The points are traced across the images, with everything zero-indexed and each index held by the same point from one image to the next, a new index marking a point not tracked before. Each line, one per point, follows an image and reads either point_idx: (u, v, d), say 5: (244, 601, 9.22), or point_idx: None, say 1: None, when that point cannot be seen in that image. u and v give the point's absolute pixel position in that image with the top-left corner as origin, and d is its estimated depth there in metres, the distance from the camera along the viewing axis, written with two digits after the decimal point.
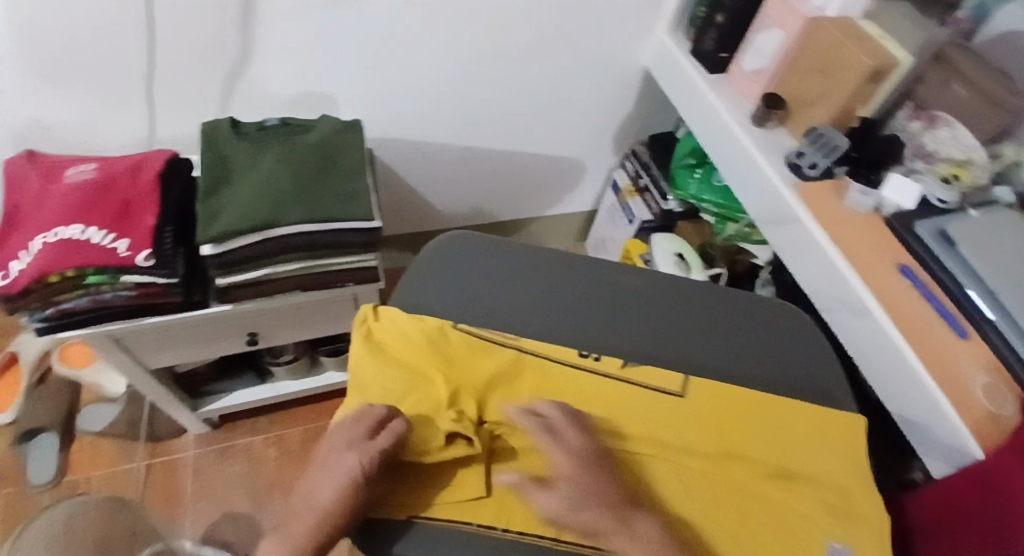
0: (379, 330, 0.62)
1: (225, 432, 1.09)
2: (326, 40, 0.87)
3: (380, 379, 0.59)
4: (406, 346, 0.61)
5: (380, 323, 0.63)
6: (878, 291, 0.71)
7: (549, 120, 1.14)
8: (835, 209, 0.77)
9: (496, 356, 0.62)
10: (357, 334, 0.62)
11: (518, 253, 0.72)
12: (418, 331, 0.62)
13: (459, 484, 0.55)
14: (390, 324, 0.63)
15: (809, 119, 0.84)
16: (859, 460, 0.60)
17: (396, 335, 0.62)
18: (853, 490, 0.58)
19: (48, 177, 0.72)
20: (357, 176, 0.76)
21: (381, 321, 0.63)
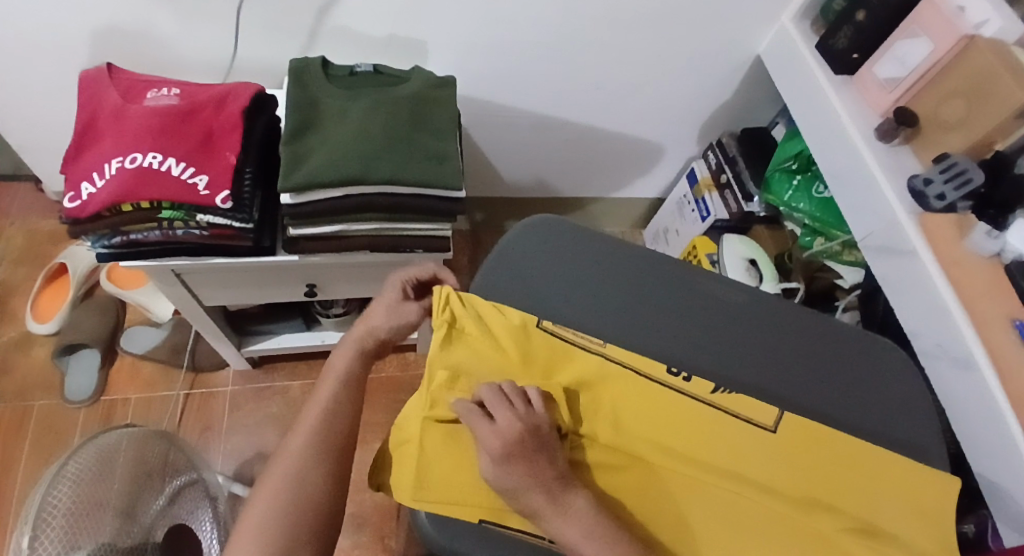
0: (459, 319, 0.59)
1: (265, 372, 1.08)
2: None
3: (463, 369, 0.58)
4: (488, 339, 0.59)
5: (460, 310, 0.60)
6: (991, 346, 0.65)
7: (638, 99, 1.07)
8: (957, 250, 0.70)
9: (582, 362, 0.60)
10: (436, 322, 0.59)
11: (611, 249, 0.67)
12: (503, 325, 0.59)
13: None
14: (471, 313, 0.60)
15: (941, 143, 0.77)
16: (949, 529, 0.55)
17: (477, 326, 0.59)
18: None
19: (128, 95, 0.68)
20: (447, 138, 0.70)
21: (462, 308, 0.60)
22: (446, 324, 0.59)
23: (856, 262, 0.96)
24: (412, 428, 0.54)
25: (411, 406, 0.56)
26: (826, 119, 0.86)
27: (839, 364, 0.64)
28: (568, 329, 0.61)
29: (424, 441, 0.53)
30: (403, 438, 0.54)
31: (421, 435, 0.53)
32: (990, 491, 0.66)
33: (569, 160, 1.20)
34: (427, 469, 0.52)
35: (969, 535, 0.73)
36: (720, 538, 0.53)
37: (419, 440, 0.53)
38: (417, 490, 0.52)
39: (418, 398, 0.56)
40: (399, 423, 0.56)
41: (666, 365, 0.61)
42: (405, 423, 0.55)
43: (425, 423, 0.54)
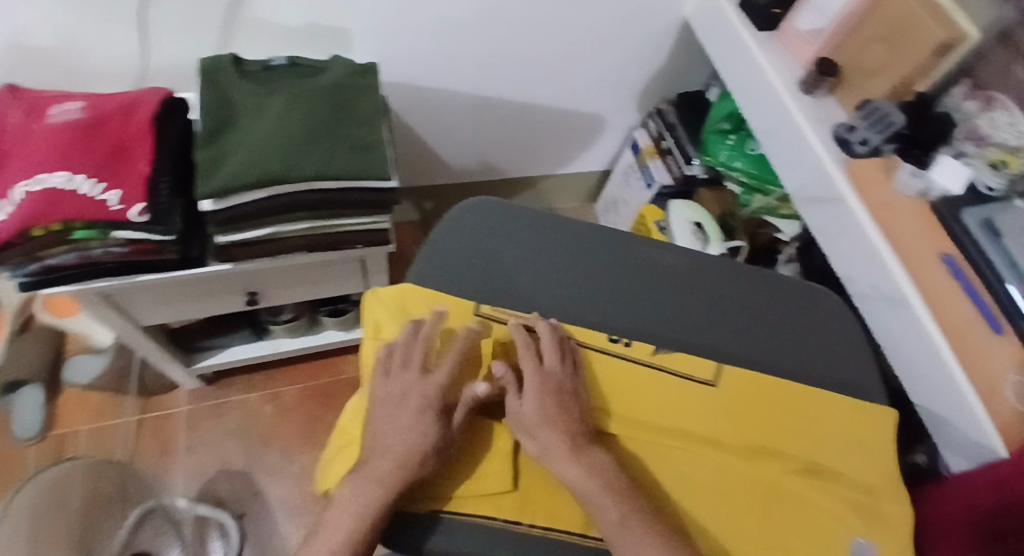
0: (383, 319, 0.59)
1: (220, 388, 1.05)
2: None
3: None
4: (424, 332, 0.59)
5: (386, 309, 0.59)
6: (922, 284, 0.67)
7: (571, 72, 1.06)
8: (884, 193, 0.72)
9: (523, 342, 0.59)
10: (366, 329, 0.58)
11: (546, 225, 0.67)
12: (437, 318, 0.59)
13: (484, 474, 0.52)
14: (394, 308, 0.59)
15: (863, 90, 0.79)
16: (888, 456, 0.57)
17: (407, 324, 0.58)
18: (884, 491, 0.56)
19: (29, 113, 0.65)
20: (372, 126, 0.68)
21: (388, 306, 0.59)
22: (375, 326, 0.58)
23: (791, 215, 0.99)
24: (352, 433, 0.54)
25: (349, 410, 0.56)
26: (754, 76, 0.86)
27: (780, 316, 0.65)
28: (508, 311, 0.61)
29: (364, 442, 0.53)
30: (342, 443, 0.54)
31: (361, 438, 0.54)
32: (931, 422, 0.68)
33: (511, 139, 1.19)
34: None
35: (921, 464, 0.75)
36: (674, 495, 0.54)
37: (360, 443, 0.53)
38: None
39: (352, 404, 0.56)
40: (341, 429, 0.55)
41: (607, 333, 0.62)
42: (347, 428, 0.55)
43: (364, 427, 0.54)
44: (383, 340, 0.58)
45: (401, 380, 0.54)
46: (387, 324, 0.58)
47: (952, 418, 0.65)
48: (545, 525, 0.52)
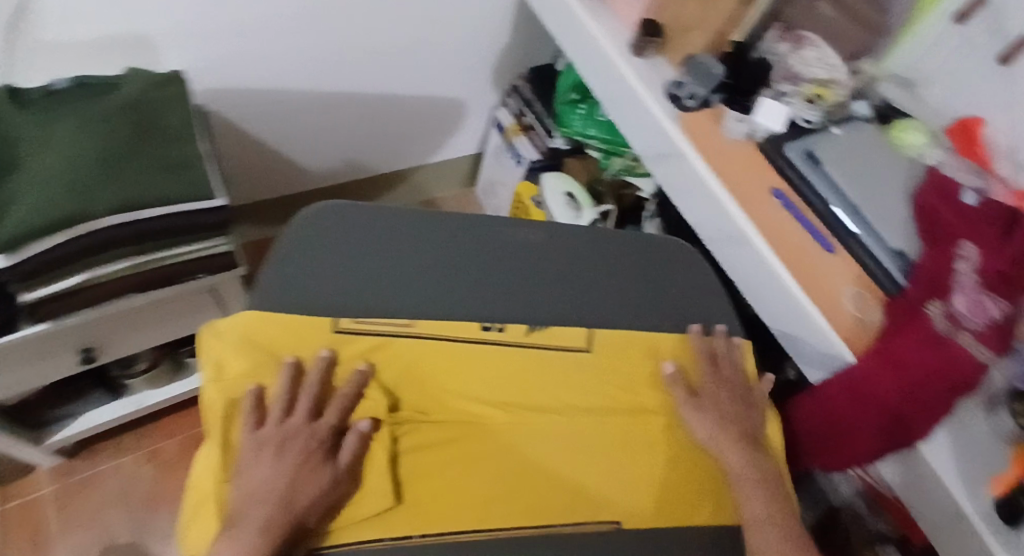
0: (227, 357, 0.54)
1: (87, 457, 0.95)
2: None
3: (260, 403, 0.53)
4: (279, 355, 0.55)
5: (229, 345, 0.54)
6: (757, 220, 0.73)
7: (415, 62, 1.04)
8: (716, 141, 0.78)
9: (395, 350, 0.58)
10: (207, 367, 0.53)
11: (391, 220, 0.66)
12: (291, 342, 0.56)
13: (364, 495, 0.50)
14: (239, 339, 0.55)
15: (686, 47, 0.82)
16: (748, 385, 0.63)
17: (257, 355, 0.54)
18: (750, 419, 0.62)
19: None
20: (183, 144, 0.64)
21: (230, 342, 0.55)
22: (217, 366, 0.53)
23: (646, 173, 1.06)
24: (205, 488, 0.49)
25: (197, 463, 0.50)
26: (587, 44, 0.87)
27: (638, 271, 0.69)
28: (373, 322, 0.59)
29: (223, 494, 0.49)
30: (193, 503, 0.49)
31: (218, 490, 0.49)
32: (789, 343, 0.74)
33: (368, 136, 1.15)
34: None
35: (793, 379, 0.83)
36: (563, 470, 0.56)
37: (216, 495, 0.49)
38: None
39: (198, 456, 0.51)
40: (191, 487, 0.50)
41: (477, 323, 0.61)
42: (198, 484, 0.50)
43: (222, 477, 0.49)
44: (228, 379, 0.53)
45: (268, 428, 0.51)
46: (232, 358, 0.54)
47: (805, 337, 0.71)
48: (435, 531, 0.51)
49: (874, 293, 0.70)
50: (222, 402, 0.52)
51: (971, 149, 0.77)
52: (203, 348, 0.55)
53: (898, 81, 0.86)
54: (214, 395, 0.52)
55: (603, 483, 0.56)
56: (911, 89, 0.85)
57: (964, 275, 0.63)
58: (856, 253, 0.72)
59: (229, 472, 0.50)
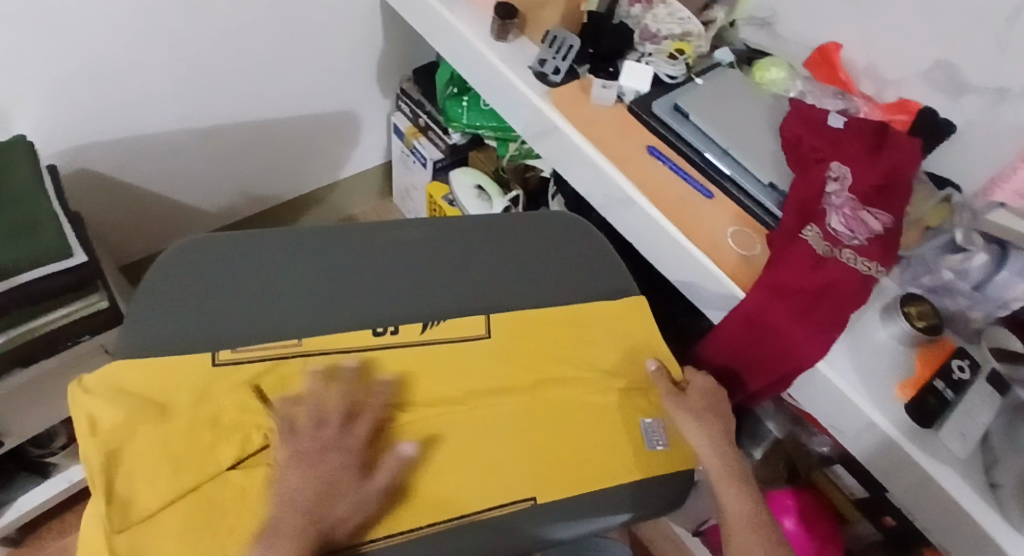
0: (99, 410, 0.51)
1: (31, 542, 0.93)
2: None
3: (148, 449, 0.50)
4: (168, 391, 0.54)
5: (102, 399, 0.52)
6: (637, 177, 0.74)
7: (293, 80, 1.04)
8: (585, 108, 0.79)
9: (286, 369, 0.57)
10: (80, 419, 0.51)
11: (263, 246, 0.64)
12: (170, 383, 0.54)
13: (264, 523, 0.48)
14: (115, 389, 0.53)
15: (542, 23, 0.84)
16: (648, 336, 0.65)
17: (137, 403, 0.52)
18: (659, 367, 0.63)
19: None
20: (31, 210, 0.64)
21: (104, 395, 0.52)
22: (92, 422, 0.51)
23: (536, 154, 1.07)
24: (97, 543, 0.46)
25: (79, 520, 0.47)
26: (451, 37, 0.88)
27: (526, 248, 0.70)
28: (250, 348, 0.57)
29: (112, 545, 0.45)
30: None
31: (109, 542, 0.45)
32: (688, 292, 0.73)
33: (266, 164, 1.14)
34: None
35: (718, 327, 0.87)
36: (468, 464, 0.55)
37: (110, 549, 0.45)
38: None
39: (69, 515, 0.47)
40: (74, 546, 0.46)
41: (371, 329, 0.61)
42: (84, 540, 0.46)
43: (105, 531, 0.46)
44: (102, 433, 0.50)
45: (306, 438, 0.51)
46: (107, 411, 0.51)
47: (695, 281, 0.71)
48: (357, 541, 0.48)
49: (753, 227, 0.71)
50: (99, 455, 0.49)
51: (833, 76, 0.81)
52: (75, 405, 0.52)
53: (757, 21, 0.89)
54: (89, 449, 0.49)
55: (524, 461, 0.55)
56: (768, 27, 0.88)
57: (837, 196, 0.67)
58: (730, 193, 0.73)
59: (123, 523, 0.46)
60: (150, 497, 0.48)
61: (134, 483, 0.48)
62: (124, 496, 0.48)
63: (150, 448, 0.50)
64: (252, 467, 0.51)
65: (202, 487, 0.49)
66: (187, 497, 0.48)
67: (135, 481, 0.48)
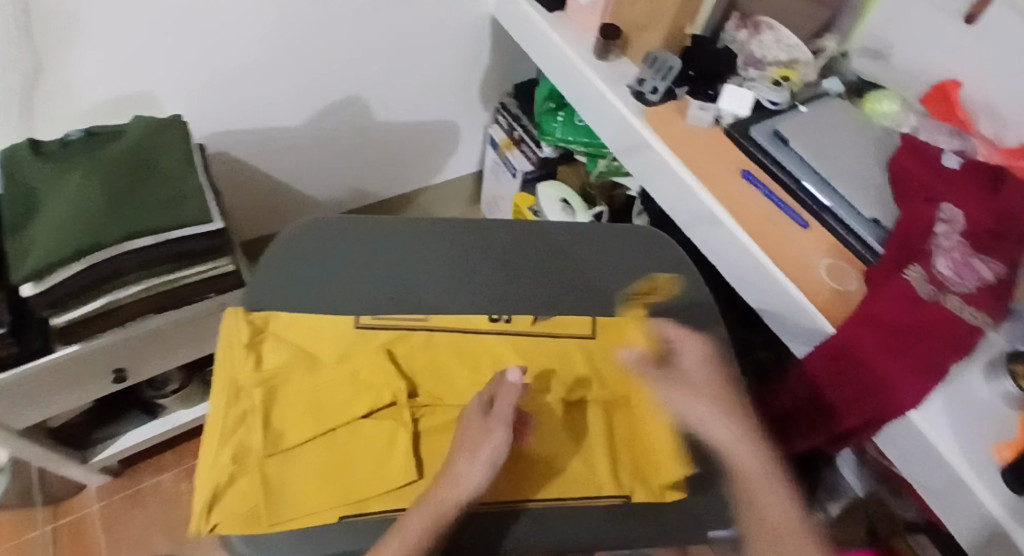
0: (264, 351, 0.59)
1: (130, 476, 1.04)
2: (135, 29, 0.78)
3: (299, 391, 0.57)
4: (316, 342, 0.61)
5: (260, 340, 0.60)
6: (727, 200, 0.73)
7: (404, 86, 1.11)
8: (679, 128, 0.80)
9: (409, 342, 0.62)
10: (240, 349, 0.58)
11: (366, 230, 0.69)
12: (319, 337, 0.61)
13: (387, 473, 0.53)
14: (283, 330, 0.61)
15: (644, 44, 0.86)
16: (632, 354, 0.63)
17: (294, 351, 0.60)
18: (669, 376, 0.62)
19: None
20: (178, 179, 0.72)
21: (262, 337, 0.60)
22: (255, 358, 0.58)
23: (627, 172, 1.09)
24: (250, 462, 0.53)
25: (232, 440, 0.54)
26: (554, 53, 0.92)
27: (608, 257, 0.71)
28: (386, 318, 0.63)
29: (264, 466, 0.52)
30: (224, 475, 0.51)
31: (261, 464, 0.52)
32: (772, 319, 0.72)
33: (371, 161, 1.22)
34: (276, 497, 0.51)
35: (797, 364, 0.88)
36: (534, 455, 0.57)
37: (262, 470, 0.52)
38: (271, 514, 0.50)
39: (218, 434, 0.54)
40: (227, 460, 0.52)
41: (487, 315, 0.65)
42: (240, 458, 0.53)
43: (257, 453, 0.53)
44: (264, 371, 0.58)
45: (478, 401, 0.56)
46: (270, 353, 0.59)
47: (779, 309, 0.69)
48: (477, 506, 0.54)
49: (849, 261, 0.69)
50: (258, 388, 0.56)
51: (949, 113, 0.77)
52: (230, 335, 0.60)
53: (872, 54, 0.86)
54: (249, 381, 0.57)
55: (596, 457, 0.58)
56: (881, 59, 0.85)
57: (946, 237, 0.63)
58: (828, 224, 0.71)
59: (273, 448, 0.53)
60: (298, 432, 0.55)
61: (284, 418, 0.55)
62: (278, 428, 0.55)
63: (302, 393, 0.57)
64: (382, 417, 0.57)
65: (337, 431, 0.55)
66: (325, 437, 0.55)
67: (288, 417, 0.55)
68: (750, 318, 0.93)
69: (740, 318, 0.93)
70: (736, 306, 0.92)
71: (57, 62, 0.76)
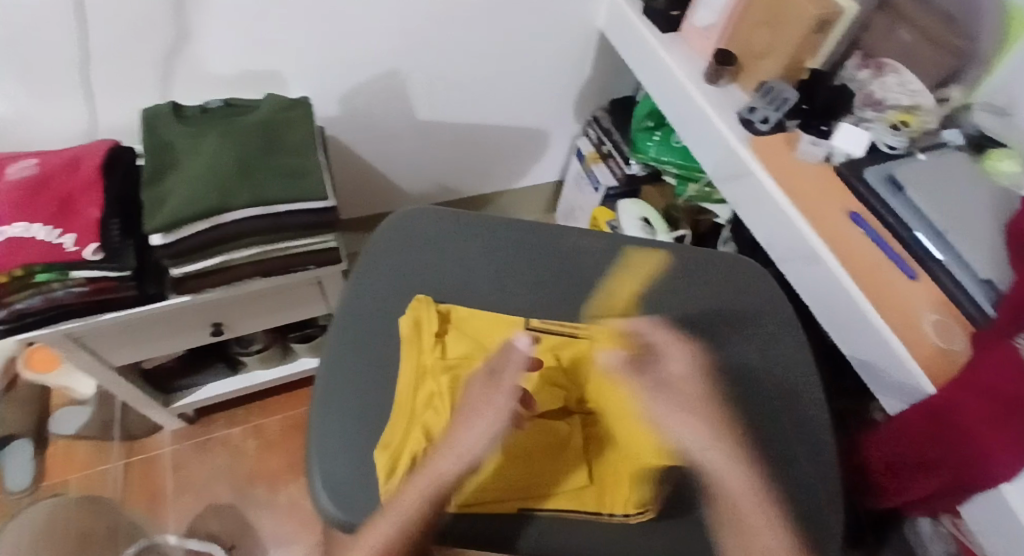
0: (447, 340, 0.62)
1: (203, 425, 1.09)
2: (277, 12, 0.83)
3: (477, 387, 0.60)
4: (485, 331, 0.64)
5: (439, 325, 0.63)
6: (833, 238, 0.72)
7: (506, 89, 1.13)
8: (788, 161, 0.79)
9: (576, 346, 0.64)
10: (429, 329, 0.62)
11: (474, 224, 0.71)
12: (490, 330, 0.64)
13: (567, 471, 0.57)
14: (465, 317, 0.65)
15: (759, 74, 0.86)
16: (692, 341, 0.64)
17: (471, 344, 0.63)
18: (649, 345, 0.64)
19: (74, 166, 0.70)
20: (301, 154, 0.75)
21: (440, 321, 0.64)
22: (441, 346, 0.62)
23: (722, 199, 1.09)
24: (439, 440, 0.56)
25: (420, 419, 0.57)
26: (662, 74, 0.93)
27: (703, 282, 0.71)
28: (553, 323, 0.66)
29: None
30: (419, 447, 0.55)
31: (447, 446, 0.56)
32: (865, 368, 0.70)
33: (461, 160, 1.25)
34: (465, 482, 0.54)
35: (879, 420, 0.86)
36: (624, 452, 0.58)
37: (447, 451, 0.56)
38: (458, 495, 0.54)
39: (408, 413, 0.58)
40: (422, 436, 0.56)
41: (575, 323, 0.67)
42: (431, 435, 0.56)
43: (442, 435, 0.56)
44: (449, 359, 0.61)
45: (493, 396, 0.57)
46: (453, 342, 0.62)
47: (874, 359, 0.68)
48: (621, 513, 0.56)
49: (956, 318, 0.66)
50: (445, 376, 0.59)
51: None
52: (417, 314, 0.63)
53: (994, 110, 0.80)
54: (436, 365, 0.60)
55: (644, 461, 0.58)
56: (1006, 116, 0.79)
57: None
58: (939, 277, 0.68)
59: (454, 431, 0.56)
60: None
61: None
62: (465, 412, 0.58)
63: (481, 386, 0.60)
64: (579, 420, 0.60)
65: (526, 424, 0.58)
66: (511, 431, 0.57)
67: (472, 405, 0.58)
68: (839, 364, 0.91)
69: (826, 358, 0.91)
70: (828, 348, 0.90)
71: (200, 33, 0.81)
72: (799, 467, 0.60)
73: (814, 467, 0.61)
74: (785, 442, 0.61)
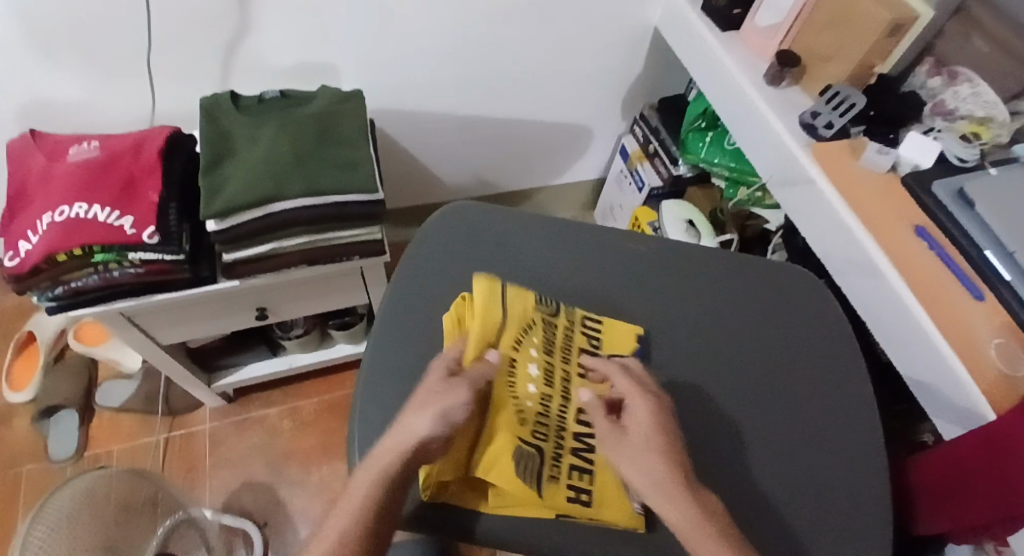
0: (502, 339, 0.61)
1: (241, 404, 1.11)
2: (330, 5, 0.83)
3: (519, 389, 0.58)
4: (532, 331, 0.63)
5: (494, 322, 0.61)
6: (894, 251, 0.69)
7: (553, 85, 1.12)
8: (850, 170, 0.76)
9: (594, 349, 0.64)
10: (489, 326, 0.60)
11: (527, 223, 0.71)
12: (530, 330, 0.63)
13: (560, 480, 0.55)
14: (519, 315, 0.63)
15: (823, 78, 0.83)
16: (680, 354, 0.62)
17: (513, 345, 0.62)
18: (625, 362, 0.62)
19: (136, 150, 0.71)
20: (354, 146, 0.76)
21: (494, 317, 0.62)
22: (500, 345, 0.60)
23: (775, 205, 1.04)
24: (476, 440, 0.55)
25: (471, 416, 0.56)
26: (720, 74, 0.90)
27: (755, 292, 0.69)
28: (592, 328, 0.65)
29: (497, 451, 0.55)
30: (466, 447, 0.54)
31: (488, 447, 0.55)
32: (922, 390, 0.67)
33: (503, 154, 1.24)
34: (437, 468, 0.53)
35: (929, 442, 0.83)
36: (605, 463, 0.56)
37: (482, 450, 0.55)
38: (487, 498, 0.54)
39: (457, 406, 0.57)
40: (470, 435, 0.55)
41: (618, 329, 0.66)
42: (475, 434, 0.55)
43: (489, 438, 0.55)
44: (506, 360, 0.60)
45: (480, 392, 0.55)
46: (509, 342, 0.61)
47: (932, 381, 0.65)
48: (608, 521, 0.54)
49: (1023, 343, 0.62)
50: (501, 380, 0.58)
51: None
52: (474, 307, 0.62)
53: None
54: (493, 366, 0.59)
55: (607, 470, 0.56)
56: None
57: None
58: (1006, 299, 0.64)
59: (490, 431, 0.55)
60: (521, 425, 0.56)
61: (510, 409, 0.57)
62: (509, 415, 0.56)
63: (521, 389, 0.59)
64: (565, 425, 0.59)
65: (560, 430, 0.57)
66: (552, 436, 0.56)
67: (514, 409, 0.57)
68: (892, 383, 0.88)
69: (879, 375, 0.88)
70: (882, 364, 0.87)
71: (257, 22, 0.82)
72: (847, 488, 0.58)
73: (863, 489, 0.58)
74: (832, 461, 0.60)
